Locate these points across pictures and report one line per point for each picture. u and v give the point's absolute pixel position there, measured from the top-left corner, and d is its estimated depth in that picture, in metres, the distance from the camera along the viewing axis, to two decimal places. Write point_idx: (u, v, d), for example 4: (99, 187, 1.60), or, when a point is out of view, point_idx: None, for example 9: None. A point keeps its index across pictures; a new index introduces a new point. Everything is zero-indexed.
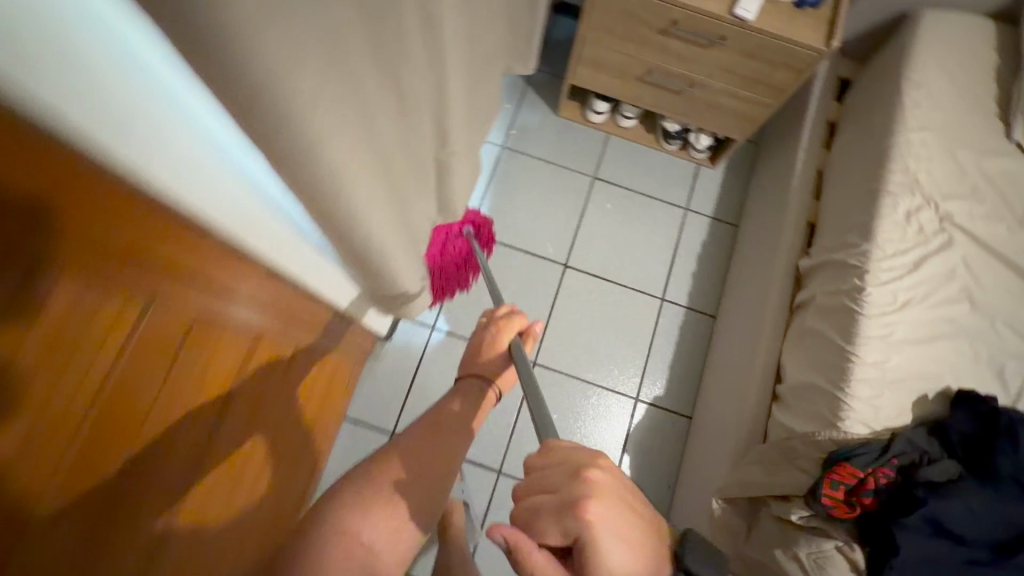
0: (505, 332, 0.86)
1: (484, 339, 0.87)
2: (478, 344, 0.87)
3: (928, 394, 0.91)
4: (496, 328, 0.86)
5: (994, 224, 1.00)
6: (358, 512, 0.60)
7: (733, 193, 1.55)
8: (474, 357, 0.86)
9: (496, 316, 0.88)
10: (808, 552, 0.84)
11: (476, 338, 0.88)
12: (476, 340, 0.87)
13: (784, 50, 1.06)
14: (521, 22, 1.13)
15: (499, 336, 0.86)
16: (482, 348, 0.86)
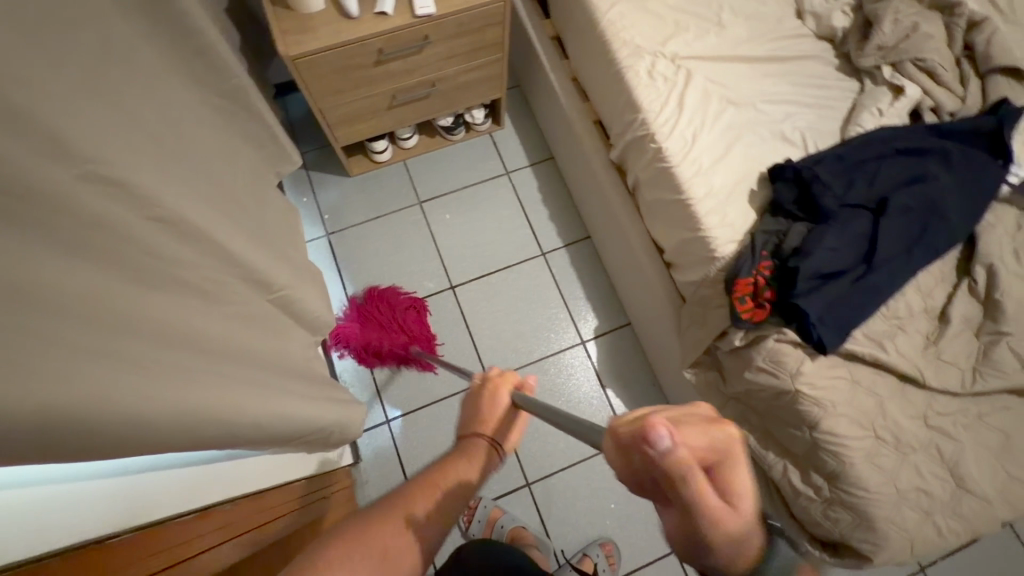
0: (500, 387, 0.75)
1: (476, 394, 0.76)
2: (475, 402, 0.75)
3: (754, 188, 1.07)
4: (496, 383, 0.75)
5: (706, 37, 1.18)
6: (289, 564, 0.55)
7: (531, 134, 1.67)
8: (475, 414, 0.74)
9: (490, 371, 0.78)
10: (764, 358, 0.98)
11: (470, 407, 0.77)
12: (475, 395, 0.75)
13: (475, 15, 1.16)
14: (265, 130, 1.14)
15: (498, 393, 0.75)
16: (482, 409, 0.75)
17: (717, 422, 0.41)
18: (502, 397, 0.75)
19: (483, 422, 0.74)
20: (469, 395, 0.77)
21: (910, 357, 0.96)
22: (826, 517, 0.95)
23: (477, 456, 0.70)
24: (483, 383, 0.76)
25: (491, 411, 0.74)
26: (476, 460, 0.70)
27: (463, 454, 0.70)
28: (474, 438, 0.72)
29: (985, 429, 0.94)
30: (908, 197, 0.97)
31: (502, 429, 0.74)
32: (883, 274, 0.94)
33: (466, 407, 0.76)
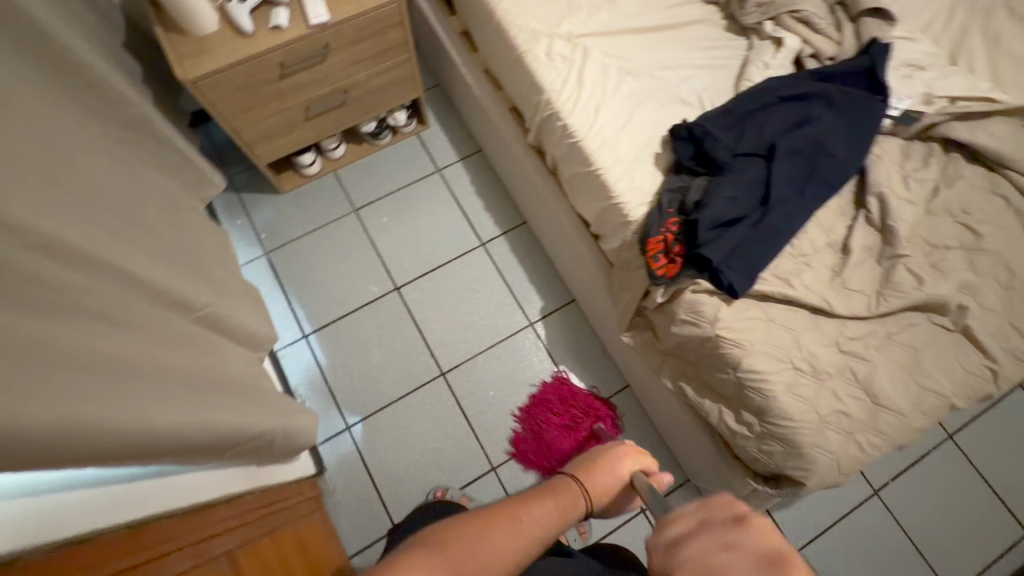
0: (624, 457, 0.81)
1: (601, 454, 0.81)
2: (600, 459, 0.80)
3: (658, 151, 1.12)
4: (625, 452, 0.81)
5: (598, 13, 1.23)
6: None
7: (458, 129, 1.70)
8: (596, 468, 0.78)
9: (621, 442, 0.85)
10: (685, 310, 1.03)
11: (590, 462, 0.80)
12: (605, 457, 0.80)
13: (371, 18, 1.19)
14: (176, 151, 1.18)
15: (620, 460, 0.81)
16: (595, 463, 0.79)
17: (771, 564, 0.42)
18: (626, 466, 0.80)
19: (586, 470, 0.78)
20: (596, 454, 0.82)
21: (817, 289, 1.01)
22: (761, 451, 1.00)
23: (568, 499, 0.73)
24: (613, 449, 0.82)
25: (603, 470, 0.78)
26: (567, 502, 0.72)
27: (556, 488, 0.74)
28: (574, 485, 0.75)
29: (894, 346, 1.00)
30: (795, 140, 1.03)
31: (601, 489, 0.76)
32: (780, 215, 0.99)
33: (591, 458, 0.80)
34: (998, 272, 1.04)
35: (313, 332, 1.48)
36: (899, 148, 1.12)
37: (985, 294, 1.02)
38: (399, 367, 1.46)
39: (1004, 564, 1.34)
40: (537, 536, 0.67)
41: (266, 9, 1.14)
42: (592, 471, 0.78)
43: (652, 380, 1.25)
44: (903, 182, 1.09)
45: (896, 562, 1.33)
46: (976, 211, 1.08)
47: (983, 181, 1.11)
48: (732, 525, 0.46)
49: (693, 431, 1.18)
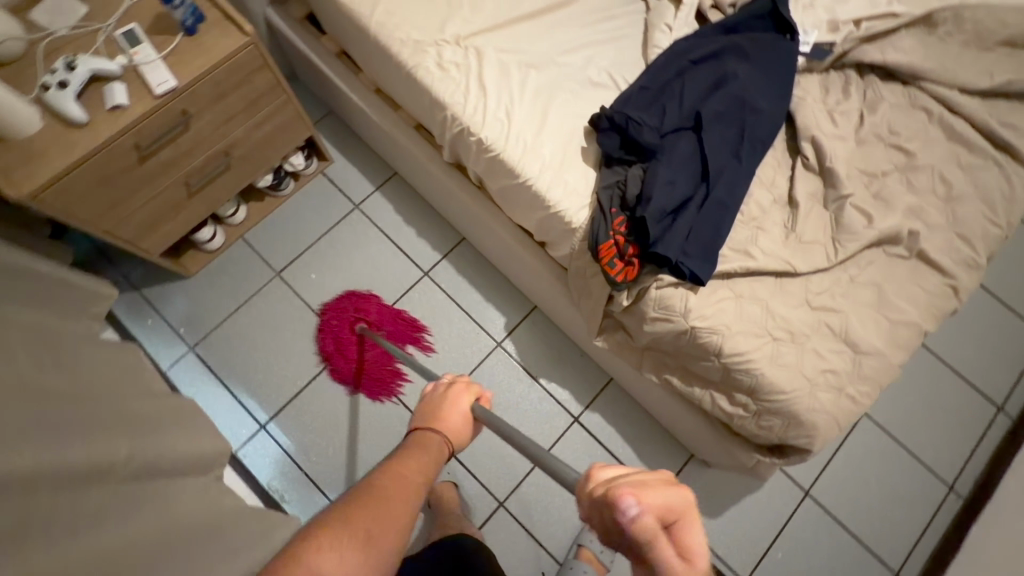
0: (456, 396, 0.75)
1: (436, 399, 0.75)
2: (434, 403, 0.74)
3: (584, 145, 1.04)
4: (460, 385, 0.76)
5: (481, 7, 1.11)
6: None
7: (364, 156, 1.55)
8: (438, 413, 0.73)
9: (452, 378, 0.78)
10: (654, 308, 0.97)
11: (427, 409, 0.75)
12: (437, 398, 0.74)
13: (229, 70, 1.02)
14: (49, 277, 1.04)
15: (460, 397, 0.75)
16: (435, 409, 0.73)
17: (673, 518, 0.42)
18: (463, 401, 0.75)
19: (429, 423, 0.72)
20: (434, 398, 0.76)
21: (777, 252, 0.98)
22: (762, 427, 0.98)
23: (426, 452, 0.67)
24: (445, 391, 0.75)
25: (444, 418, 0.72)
26: (428, 452, 0.67)
27: (413, 450, 0.67)
28: (421, 438, 0.69)
29: (861, 289, 0.99)
30: (720, 104, 0.96)
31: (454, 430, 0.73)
32: (725, 187, 0.94)
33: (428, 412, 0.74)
34: (937, 188, 1.04)
35: (271, 419, 1.35)
36: (818, 84, 1.09)
37: (931, 213, 1.02)
38: (374, 429, 1.35)
39: (988, 444, 1.42)
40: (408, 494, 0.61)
41: (96, 89, 0.95)
42: (437, 418, 0.72)
43: (634, 375, 1.21)
44: (830, 118, 1.06)
45: (894, 472, 1.39)
46: (903, 131, 1.07)
47: (902, 98, 1.10)
48: (656, 482, 0.44)
49: (688, 416, 1.15)
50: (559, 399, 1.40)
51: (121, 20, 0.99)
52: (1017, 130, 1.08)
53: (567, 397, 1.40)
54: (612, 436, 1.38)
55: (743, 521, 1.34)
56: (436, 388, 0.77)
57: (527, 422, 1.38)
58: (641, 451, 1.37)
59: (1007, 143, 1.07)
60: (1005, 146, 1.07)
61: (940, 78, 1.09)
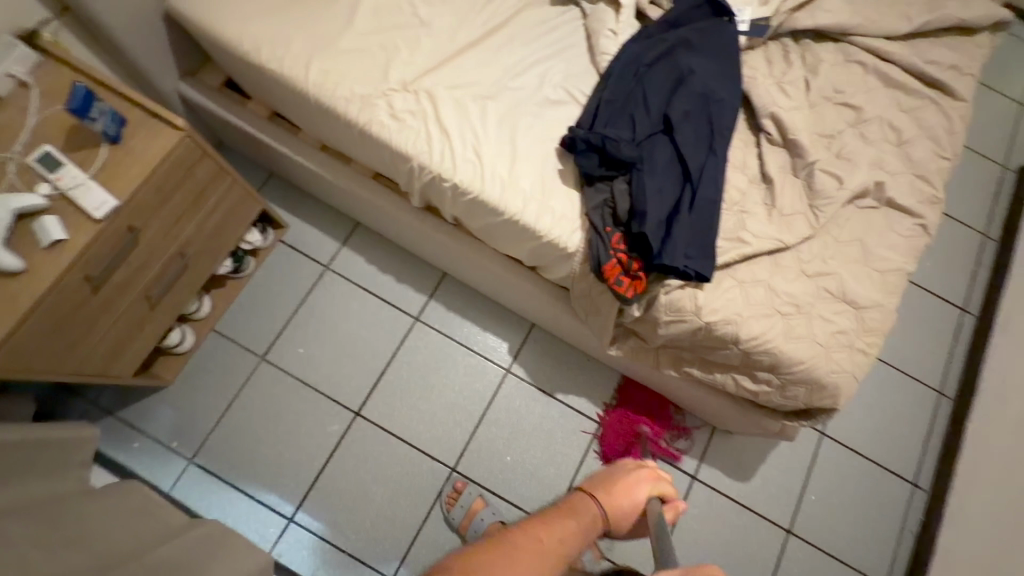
0: (643, 481, 0.77)
1: (621, 474, 0.77)
2: (611, 476, 0.77)
3: (560, 168, 1.03)
4: (648, 471, 0.78)
5: (421, 45, 1.06)
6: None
7: (320, 213, 1.47)
8: (615, 484, 0.76)
9: (645, 464, 0.80)
10: (667, 313, 0.99)
11: (604, 481, 0.76)
12: (622, 478, 0.76)
13: (169, 170, 0.93)
14: (23, 441, 0.95)
15: (640, 484, 0.76)
16: (609, 484, 0.75)
17: None
18: (641, 492, 0.76)
19: (602, 493, 0.74)
20: (612, 474, 0.78)
21: (766, 231, 1.01)
22: (788, 397, 1.02)
23: (576, 521, 0.69)
24: (633, 471, 0.78)
25: (621, 493, 0.74)
26: (581, 523, 0.69)
27: (571, 514, 0.70)
28: (580, 505, 0.72)
29: (846, 247, 1.04)
30: (684, 102, 0.98)
31: (619, 511, 0.74)
32: (709, 183, 0.95)
33: (606, 478, 0.76)
34: (888, 135, 1.11)
35: (296, 509, 1.28)
36: (761, 58, 1.12)
37: (889, 160, 1.08)
38: (406, 490, 1.32)
39: (963, 345, 1.55)
40: (562, 556, 0.64)
41: (25, 228, 0.85)
42: (603, 491, 0.74)
43: (651, 372, 1.23)
44: (781, 90, 1.10)
45: (891, 392, 1.50)
46: (847, 87, 1.12)
47: (838, 55, 1.15)
48: None
49: (712, 399, 1.18)
50: (579, 409, 1.41)
51: (29, 144, 0.88)
52: (941, 65, 1.16)
53: (587, 405, 1.41)
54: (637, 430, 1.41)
55: (774, 475, 1.41)
56: (621, 463, 0.80)
57: (555, 440, 1.38)
58: (668, 436, 1.41)
59: (936, 79, 1.14)
60: (936, 83, 1.15)
61: (867, 30, 1.15)
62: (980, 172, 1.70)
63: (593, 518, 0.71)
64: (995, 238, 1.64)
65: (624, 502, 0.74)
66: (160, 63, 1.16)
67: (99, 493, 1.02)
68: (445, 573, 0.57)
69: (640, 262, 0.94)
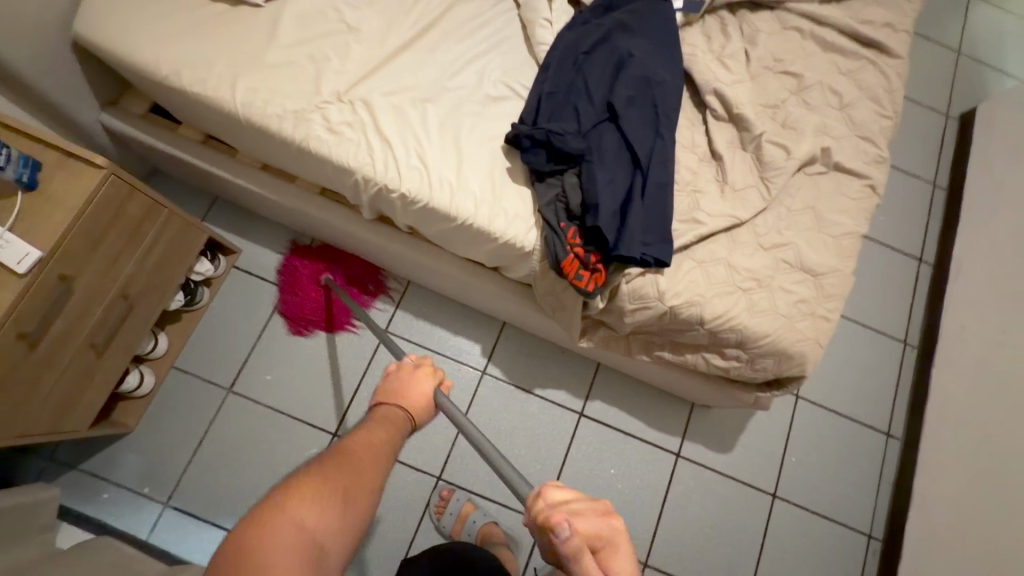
0: (426, 376, 0.75)
1: (408, 378, 0.74)
2: (397, 379, 0.74)
3: (509, 166, 1.00)
4: (425, 364, 0.76)
5: (351, 51, 1.02)
6: (297, 498, 0.54)
7: (271, 234, 1.42)
8: (403, 384, 0.73)
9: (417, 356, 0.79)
10: (631, 301, 0.98)
11: (391, 383, 0.74)
12: (402, 374, 0.74)
13: (96, 211, 0.88)
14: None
15: (426, 377, 0.75)
16: (400, 387, 0.73)
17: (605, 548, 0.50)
18: (429, 382, 0.74)
19: (397, 398, 0.71)
20: (400, 375, 0.74)
21: (721, 209, 1.01)
22: (757, 369, 1.04)
23: (382, 427, 0.66)
24: (410, 370, 0.75)
25: (415, 390, 0.72)
26: (387, 429, 0.66)
27: (374, 423, 0.66)
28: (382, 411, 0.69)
29: (799, 215, 1.05)
30: (627, 87, 0.96)
31: (417, 408, 0.72)
32: (658, 167, 0.94)
33: (397, 382, 0.73)
34: (830, 99, 1.11)
35: None
36: (699, 35, 1.11)
37: (832, 125, 1.09)
38: (393, 505, 1.29)
39: (921, 294, 1.59)
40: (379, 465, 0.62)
41: None
42: (401, 393, 0.72)
43: (623, 358, 1.24)
44: (722, 64, 1.09)
45: (858, 347, 1.54)
46: (786, 55, 1.12)
47: (774, 23, 1.15)
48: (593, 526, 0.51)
49: (685, 378, 1.19)
50: (559, 402, 1.41)
51: None
52: (875, 24, 1.17)
53: (566, 396, 1.41)
54: (617, 416, 1.42)
55: (755, 442, 1.44)
56: (407, 362, 0.76)
57: (537, 434, 1.38)
58: (648, 417, 1.42)
59: (871, 39, 1.15)
60: (872, 42, 1.16)
61: None
62: (924, 122, 1.74)
63: (399, 416, 0.69)
64: (944, 186, 1.69)
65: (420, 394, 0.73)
66: (74, 96, 1.09)
67: (66, 555, 0.98)
68: (310, 478, 0.57)
69: (598, 255, 0.93)
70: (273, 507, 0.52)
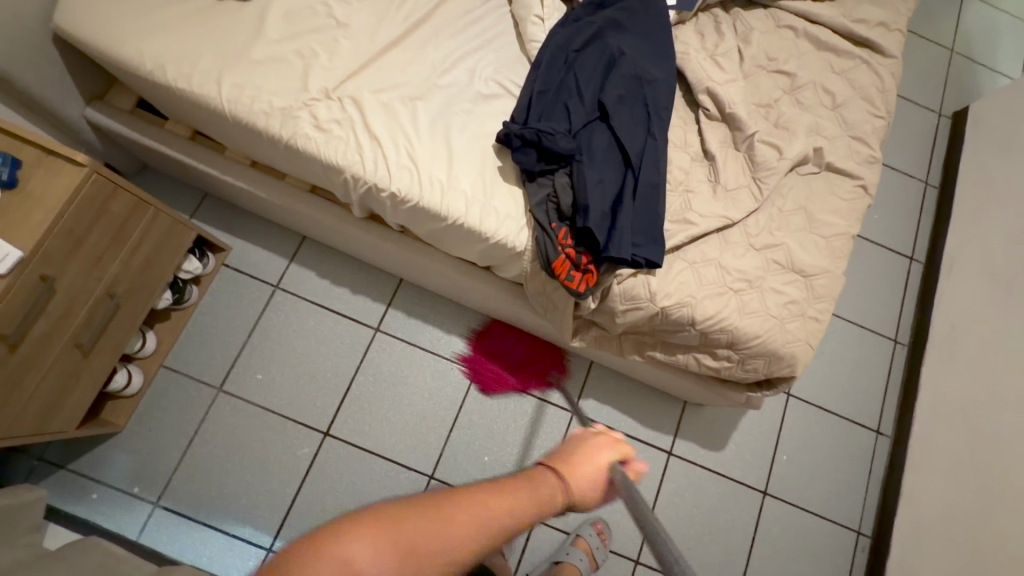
0: (607, 450, 0.66)
1: (593, 447, 0.66)
2: (581, 445, 0.66)
3: (500, 166, 0.99)
4: (610, 440, 0.68)
5: (341, 47, 1.01)
6: (354, 537, 0.46)
7: (262, 231, 1.41)
8: (582, 451, 0.65)
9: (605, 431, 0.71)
10: (622, 302, 0.98)
11: (572, 448, 0.66)
12: (581, 443, 0.67)
13: (78, 210, 0.86)
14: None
15: (603, 452, 0.66)
16: (572, 454, 0.65)
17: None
18: (604, 458, 0.65)
19: (566, 461, 0.64)
20: (579, 442, 0.68)
21: (713, 209, 1.01)
22: (748, 370, 1.04)
23: (533, 491, 0.58)
24: (597, 442, 0.67)
25: (588, 461, 0.64)
26: (535, 495, 0.57)
27: (529, 479, 0.59)
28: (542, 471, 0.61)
29: (791, 215, 1.05)
30: (618, 87, 0.96)
31: (582, 489, 0.62)
32: (650, 167, 0.94)
33: (576, 446, 0.66)
34: (823, 99, 1.11)
35: (275, 539, 1.25)
36: (693, 32, 1.10)
37: (825, 125, 1.09)
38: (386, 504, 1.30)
39: (913, 292, 1.60)
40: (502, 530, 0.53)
41: None
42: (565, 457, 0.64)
43: (616, 358, 1.24)
44: (715, 62, 1.08)
45: (850, 346, 1.55)
46: (779, 54, 1.12)
47: (769, 21, 1.14)
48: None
49: (677, 378, 1.19)
50: (552, 401, 1.41)
51: None
52: (869, 22, 1.16)
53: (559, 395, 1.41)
54: (610, 414, 1.42)
55: (746, 440, 1.45)
56: (591, 433, 0.70)
57: (530, 433, 1.38)
58: (640, 415, 1.43)
59: (864, 38, 1.15)
60: (866, 42, 1.15)
61: None
62: (918, 121, 1.74)
63: (554, 488, 0.59)
64: (936, 185, 1.69)
65: (592, 473, 0.63)
66: (58, 91, 1.07)
67: (52, 557, 0.97)
68: (420, 511, 0.50)
69: (590, 257, 0.92)
70: (351, 531, 0.46)
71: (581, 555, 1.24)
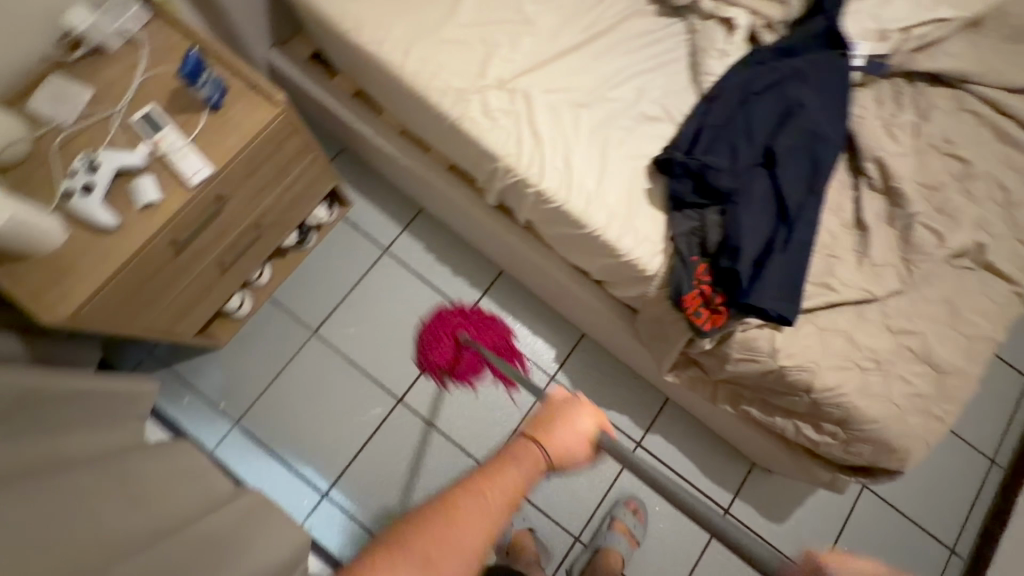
0: (579, 418, 0.76)
1: (553, 413, 0.77)
2: (546, 416, 0.77)
3: (649, 188, 1.00)
4: (577, 407, 0.77)
5: (523, 42, 1.04)
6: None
7: (385, 196, 1.47)
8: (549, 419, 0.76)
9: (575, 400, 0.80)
10: (738, 350, 0.96)
11: (548, 415, 0.77)
12: (558, 417, 0.76)
13: (263, 143, 0.93)
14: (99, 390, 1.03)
15: (576, 419, 0.76)
16: (548, 424, 0.76)
17: None
18: (586, 423, 0.77)
19: (542, 434, 0.75)
20: (553, 410, 0.78)
21: (855, 281, 0.97)
22: (850, 452, 0.99)
23: (513, 467, 0.70)
24: (568, 410, 0.77)
25: (557, 433, 0.74)
26: (509, 480, 0.69)
27: (508, 462, 0.71)
28: (513, 460, 0.71)
29: (935, 306, 1.00)
30: (791, 137, 0.94)
31: (560, 448, 0.74)
32: (806, 224, 0.92)
33: (545, 417, 0.76)
34: (996, 194, 1.05)
35: (331, 486, 1.30)
36: (872, 97, 1.07)
37: (993, 222, 1.03)
38: (437, 482, 1.32)
39: None
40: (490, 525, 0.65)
41: (121, 187, 0.86)
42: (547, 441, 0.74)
43: (702, 402, 1.21)
44: (889, 133, 1.05)
45: (941, 453, 1.45)
46: (959, 138, 1.07)
47: (953, 103, 1.09)
48: None
49: (762, 438, 1.16)
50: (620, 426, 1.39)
51: (133, 102, 0.90)
52: None
53: (628, 423, 1.40)
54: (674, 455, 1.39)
55: (807, 520, 1.38)
56: (559, 402, 0.79)
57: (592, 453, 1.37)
58: (703, 465, 1.39)
59: None
60: None
61: (988, 81, 1.08)
62: None
63: (537, 462, 0.72)
64: None
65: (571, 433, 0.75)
66: (255, 31, 1.16)
67: (147, 449, 1.04)
68: (417, 532, 0.62)
69: (723, 298, 0.91)
70: None
71: (619, 538, 1.25)
